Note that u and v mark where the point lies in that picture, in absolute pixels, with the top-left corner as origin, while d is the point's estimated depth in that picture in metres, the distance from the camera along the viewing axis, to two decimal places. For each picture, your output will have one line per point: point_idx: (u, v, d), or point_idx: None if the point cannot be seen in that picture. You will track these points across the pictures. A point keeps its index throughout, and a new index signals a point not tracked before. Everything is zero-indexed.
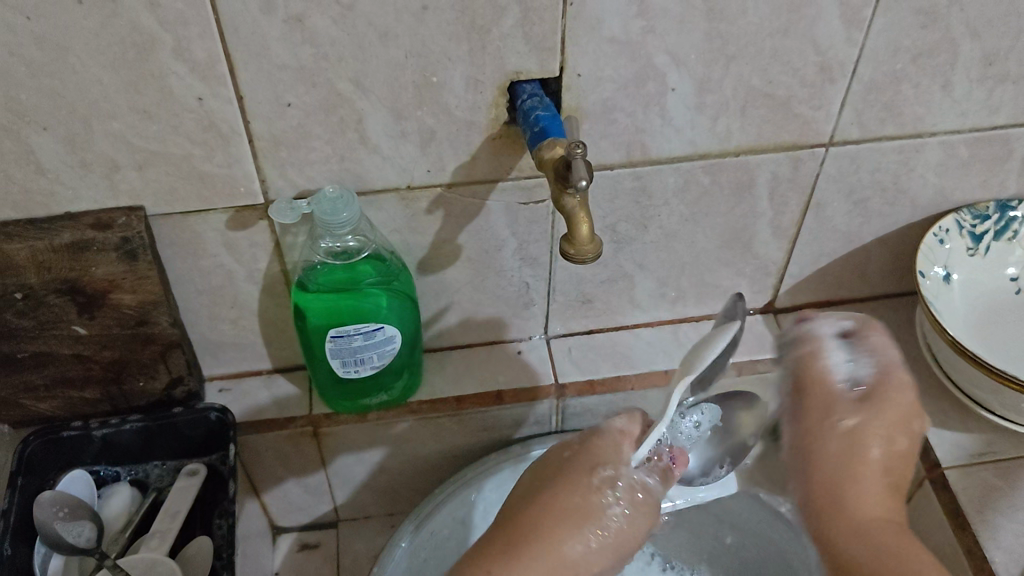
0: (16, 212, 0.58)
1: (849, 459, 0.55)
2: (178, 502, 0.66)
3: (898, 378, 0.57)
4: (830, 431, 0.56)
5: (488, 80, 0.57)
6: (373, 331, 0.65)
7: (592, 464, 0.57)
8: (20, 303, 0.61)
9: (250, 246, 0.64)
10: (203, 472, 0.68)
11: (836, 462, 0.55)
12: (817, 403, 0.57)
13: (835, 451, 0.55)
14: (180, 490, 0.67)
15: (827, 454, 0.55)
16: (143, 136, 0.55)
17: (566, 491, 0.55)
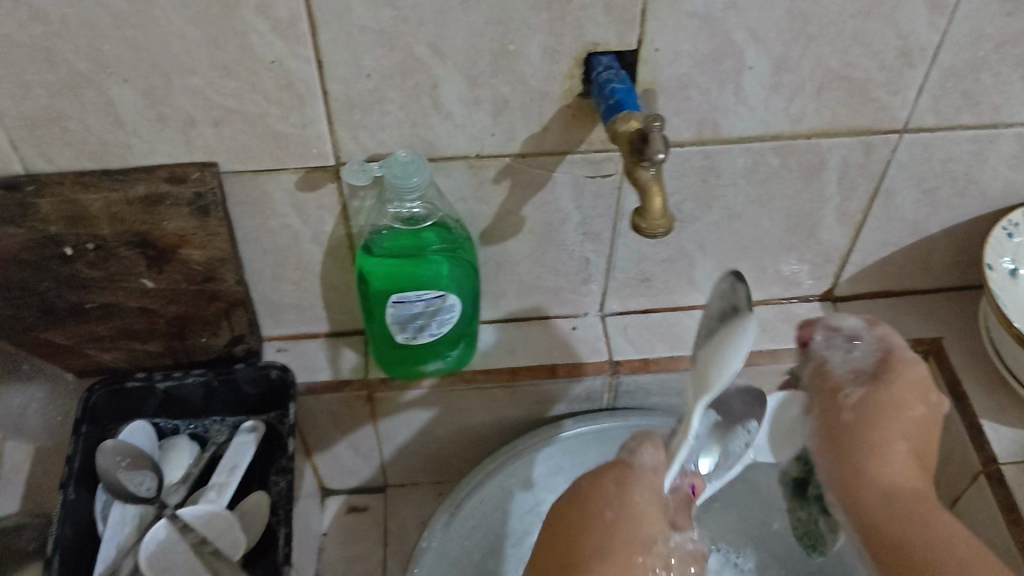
0: (92, 162, 0.58)
1: (861, 440, 0.57)
2: (236, 458, 0.66)
3: (901, 356, 0.60)
4: (845, 416, 0.58)
5: (565, 50, 0.57)
6: (434, 299, 0.65)
7: (636, 530, 0.55)
8: (91, 254, 0.62)
9: (317, 208, 0.64)
10: (261, 430, 0.68)
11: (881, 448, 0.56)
12: (823, 393, 0.60)
13: (850, 421, 0.58)
14: (237, 445, 0.67)
15: (870, 429, 0.57)
16: (221, 93, 0.56)
17: (606, 533, 0.55)
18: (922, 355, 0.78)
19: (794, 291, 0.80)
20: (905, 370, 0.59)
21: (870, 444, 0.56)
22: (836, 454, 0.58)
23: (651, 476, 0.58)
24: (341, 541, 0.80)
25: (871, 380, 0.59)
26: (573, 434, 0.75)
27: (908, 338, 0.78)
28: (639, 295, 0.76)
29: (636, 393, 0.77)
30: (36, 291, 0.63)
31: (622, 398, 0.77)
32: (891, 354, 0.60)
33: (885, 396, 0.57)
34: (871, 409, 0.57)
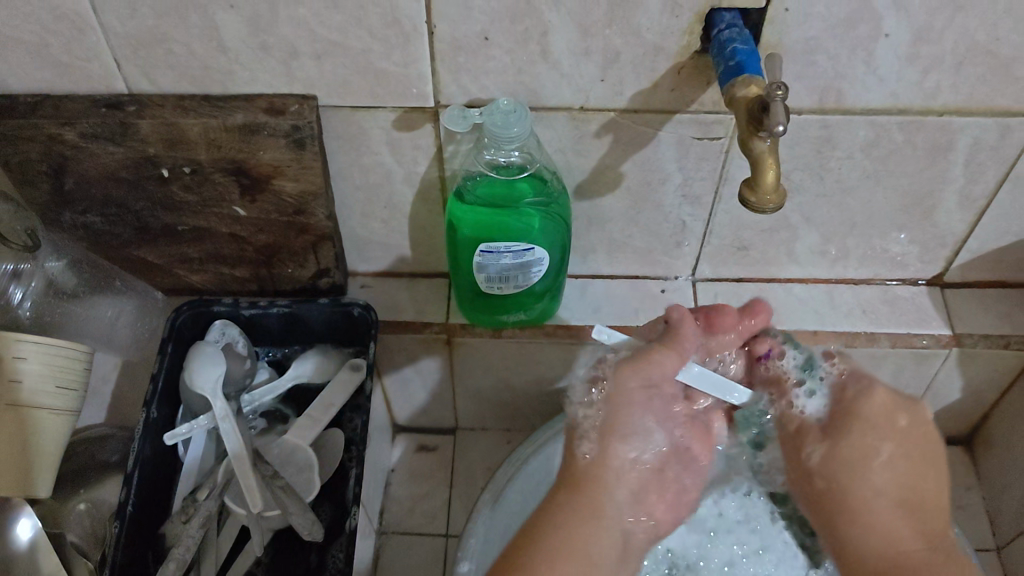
0: (193, 87, 0.58)
1: (916, 461, 0.60)
2: (330, 395, 0.65)
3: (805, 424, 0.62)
4: (898, 423, 0.59)
5: (687, 5, 0.53)
6: (522, 251, 0.64)
7: (856, 460, 0.60)
8: (187, 178, 0.62)
9: (413, 149, 0.63)
10: (362, 366, 0.66)
11: (875, 468, 0.59)
12: (789, 435, 0.63)
13: (863, 484, 0.59)
14: (339, 382, 0.65)
15: (859, 478, 0.60)
16: (326, 26, 0.54)
17: (851, 472, 0.60)
18: None
19: (899, 272, 0.75)
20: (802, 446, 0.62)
21: (851, 467, 0.60)
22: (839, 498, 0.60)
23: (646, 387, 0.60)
24: (407, 478, 0.80)
25: (822, 438, 0.61)
26: None
27: (1019, 334, 0.71)
28: (734, 263, 0.74)
29: None
30: (131, 209, 0.64)
31: None
32: (844, 456, 0.60)
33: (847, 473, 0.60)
34: (834, 464, 0.60)
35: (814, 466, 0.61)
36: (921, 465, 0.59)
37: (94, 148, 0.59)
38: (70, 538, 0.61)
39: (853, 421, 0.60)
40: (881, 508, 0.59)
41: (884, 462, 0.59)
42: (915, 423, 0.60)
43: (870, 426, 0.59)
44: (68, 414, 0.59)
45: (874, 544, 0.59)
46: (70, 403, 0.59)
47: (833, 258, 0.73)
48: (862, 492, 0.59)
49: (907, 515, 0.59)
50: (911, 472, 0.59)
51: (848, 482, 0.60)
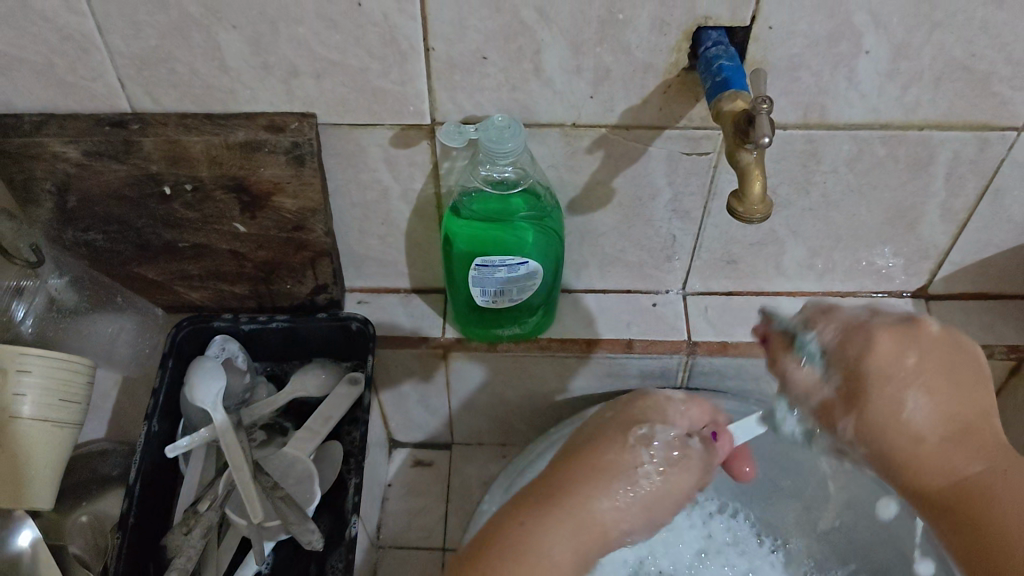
0: (195, 106, 0.60)
1: (942, 371, 0.47)
2: (331, 409, 0.66)
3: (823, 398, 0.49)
4: (909, 363, 0.47)
5: (675, 23, 0.55)
6: (516, 265, 0.65)
7: (886, 411, 0.47)
8: (188, 195, 0.63)
9: (409, 166, 0.64)
10: (361, 381, 0.67)
11: (928, 404, 0.47)
12: (812, 409, 0.51)
13: (904, 424, 0.47)
14: (338, 397, 0.66)
15: (899, 419, 0.47)
16: (326, 46, 0.56)
17: (877, 395, 0.47)
18: (1016, 362, 0.73)
19: (885, 285, 0.77)
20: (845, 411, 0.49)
21: (886, 413, 0.47)
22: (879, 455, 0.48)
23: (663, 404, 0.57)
24: (404, 494, 0.81)
25: (847, 409, 0.49)
26: None
27: (1002, 344, 0.73)
28: (724, 277, 0.75)
29: (711, 375, 0.76)
30: (133, 226, 0.65)
31: (697, 378, 0.76)
32: (870, 404, 0.47)
33: (883, 415, 0.47)
34: (869, 438, 0.48)
35: (845, 410, 0.49)
36: (941, 378, 0.47)
37: (97, 165, 0.61)
38: (73, 548, 0.63)
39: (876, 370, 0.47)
40: (925, 441, 0.47)
41: (917, 370, 0.47)
42: (931, 338, 0.48)
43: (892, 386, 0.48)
44: (72, 427, 0.60)
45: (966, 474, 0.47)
46: (72, 416, 0.60)
47: (820, 271, 0.75)
48: (914, 426, 0.47)
49: (980, 438, 0.47)
50: (953, 387, 0.48)
51: (892, 446, 0.48)
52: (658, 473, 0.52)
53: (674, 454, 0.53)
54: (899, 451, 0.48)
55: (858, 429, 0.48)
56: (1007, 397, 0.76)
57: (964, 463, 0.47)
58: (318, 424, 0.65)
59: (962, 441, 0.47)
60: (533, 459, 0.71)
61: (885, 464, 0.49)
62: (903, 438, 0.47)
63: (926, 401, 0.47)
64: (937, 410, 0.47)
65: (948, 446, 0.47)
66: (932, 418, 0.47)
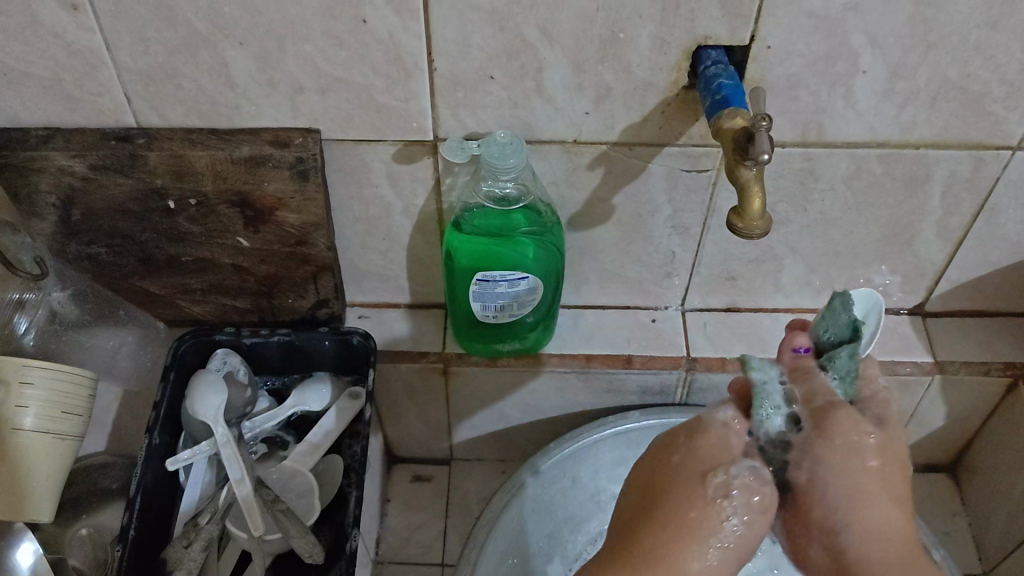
0: (201, 121, 0.60)
1: (886, 475, 0.53)
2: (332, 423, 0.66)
3: (842, 426, 0.52)
4: (866, 455, 0.52)
5: (675, 42, 0.56)
6: (517, 280, 0.65)
7: (858, 483, 0.51)
8: (192, 209, 0.63)
9: (411, 182, 0.65)
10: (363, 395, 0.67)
11: (868, 489, 0.52)
12: (837, 441, 0.52)
13: (869, 473, 0.52)
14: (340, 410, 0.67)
15: (851, 462, 0.51)
16: (331, 63, 0.57)
17: (828, 474, 0.51)
18: (1012, 379, 0.74)
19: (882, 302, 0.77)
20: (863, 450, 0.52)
21: (858, 493, 0.51)
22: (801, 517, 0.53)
23: (725, 427, 0.52)
24: (403, 509, 0.81)
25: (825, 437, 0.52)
26: (638, 426, 0.75)
27: (999, 360, 0.74)
28: (723, 293, 0.76)
29: (709, 391, 0.76)
30: (137, 241, 0.66)
31: (696, 394, 0.76)
32: (850, 460, 0.52)
33: (842, 465, 0.51)
34: (876, 474, 0.52)
35: (850, 452, 0.52)
36: (887, 471, 0.53)
37: (103, 179, 0.61)
38: (72, 561, 0.64)
39: (819, 423, 0.52)
40: (887, 520, 0.52)
41: (875, 521, 0.51)
42: (863, 465, 0.52)
43: (839, 441, 0.52)
44: (74, 439, 0.60)
45: (878, 560, 0.51)
46: (74, 429, 0.60)
47: (818, 288, 0.76)
48: (871, 525, 0.51)
49: (886, 536, 0.52)
50: (885, 486, 0.53)
51: (848, 513, 0.51)
52: (743, 514, 0.50)
53: (754, 495, 0.50)
54: (833, 510, 0.51)
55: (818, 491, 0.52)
56: (1003, 414, 0.77)
57: (894, 565, 0.51)
58: (319, 438, 0.65)
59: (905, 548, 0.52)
60: (533, 473, 0.71)
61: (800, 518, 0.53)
62: (849, 542, 0.51)
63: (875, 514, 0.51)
64: (872, 535, 0.51)
65: (896, 563, 0.51)
66: (898, 522, 0.52)
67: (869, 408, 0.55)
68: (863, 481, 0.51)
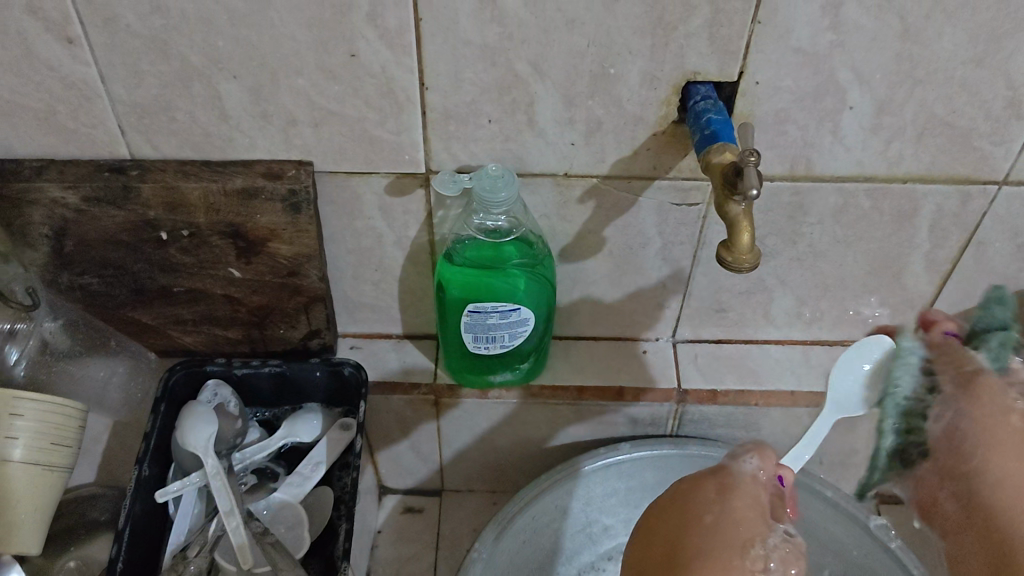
0: (194, 153, 0.61)
1: None
2: (321, 455, 0.66)
3: (990, 381, 0.58)
4: (1012, 423, 0.56)
5: (664, 78, 0.57)
6: (509, 312, 0.65)
7: (999, 441, 0.56)
8: (185, 241, 0.63)
9: (403, 214, 0.66)
10: (354, 428, 0.67)
11: (1008, 453, 0.56)
12: (977, 403, 0.58)
13: (1016, 431, 0.56)
14: (330, 443, 0.66)
15: (993, 430, 0.57)
16: (325, 96, 0.58)
17: (977, 416, 0.57)
18: None
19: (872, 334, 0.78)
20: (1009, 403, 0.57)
21: (989, 436, 0.57)
22: (965, 480, 0.58)
23: (751, 481, 0.56)
24: (393, 541, 0.80)
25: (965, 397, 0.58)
26: (629, 458, 0.74)
27: None
28: (714, 325, 0.76)
29: (701, 423, 0.76)
30: (129, 271, 0.66)
31: (687, 426, 0.76)
32: (989, 426, 0.57)
33: (1003, 433, 0.56)
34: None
35: (999, 411, 0.57)
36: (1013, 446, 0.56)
37: (96, 211, 0.61)
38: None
39: (968, 395, 0.58)
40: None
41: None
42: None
43: (982, 409, 0.57)
44: (65, 470, 0.60)
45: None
46: (65, 459, 0.60)
47: (808, 320, 0.76)
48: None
49: None
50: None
51: (986, 466, 0.57)
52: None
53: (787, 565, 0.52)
54: (993, 452, 0.56)
55: (955, 443, 0.58)
56: None
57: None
58: (307, 472, 0.65)
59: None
60: (521, 507, 0.71)
61: (948, 475, 0.59)
62: (1003, 490, 0.56)
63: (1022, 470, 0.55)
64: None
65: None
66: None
67: (1017, 382, 0.58)
68: (1001, 439, 0.56)
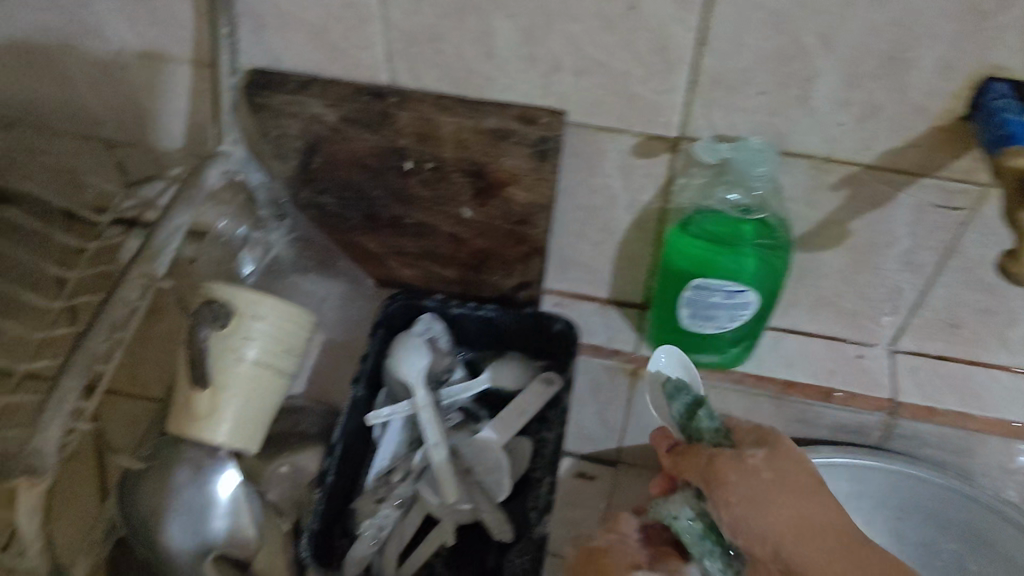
0: (453, 88, 0.61)
1: (786, 483, 0.57)
2: (522, 405, 0.65)
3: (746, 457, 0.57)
4: (763, 475, 0.57)
5: (962, 69, 0.53)
6: (736, 292, 0.62)
7: (769, 495, 0.56)
8: (427, 173, 0.64)
9: (644, 176, 0.64)
10: (556, 384, 0.66)
11: (777, 502, 0.56)
12: (715, 471, 0.57)
13: (767, 480, 0.57)
14: (532, 394, 0.66)
15: (769, 491, 0.56)
16: (596, 46, 0.56)
17: (738, 484, 0.56)
18: None
19: None
20: (786, 450, 0.59)
21: (739, 481, 0.56)
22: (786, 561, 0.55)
23: None
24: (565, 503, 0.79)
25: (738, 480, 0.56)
26: (830, 462, 0.72)
27: None
28: (940, 340, 0.72)
29: (912, 441, 0.71)
30: (366, 196, 0.67)
31: (896, 441, 0.72)
32: (724, 479, 0.56)
33: (750, 486, 0.56)
34: (785, 476, 0.57)
35: (745, 475, 0.56)
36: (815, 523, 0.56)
37: (349, 132, 0.62)
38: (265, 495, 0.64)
39: (715, 489, 0.56)
40: (839, 530, 0.56)
41: (782, 503, 0.56)
42: (824, 503, 0.57)
43: (733, 472, 0.56)
44: (291, 375, 0.61)
45: (809, 558, 0.55)
46: (290, 364, 0.61)
47: None
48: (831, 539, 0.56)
49: (841, 536, 0.56)
50: (790, 488, 0.57)
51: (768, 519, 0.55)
52: None
53: None
54: (774, 507, 0.56)
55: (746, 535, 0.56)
56: None
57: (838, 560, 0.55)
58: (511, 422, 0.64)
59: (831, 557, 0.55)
60: None
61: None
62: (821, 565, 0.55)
63: (809, 508, 0.57)
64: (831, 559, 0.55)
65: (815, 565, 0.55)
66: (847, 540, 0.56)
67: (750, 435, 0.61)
68: (764, 492, 0.56)
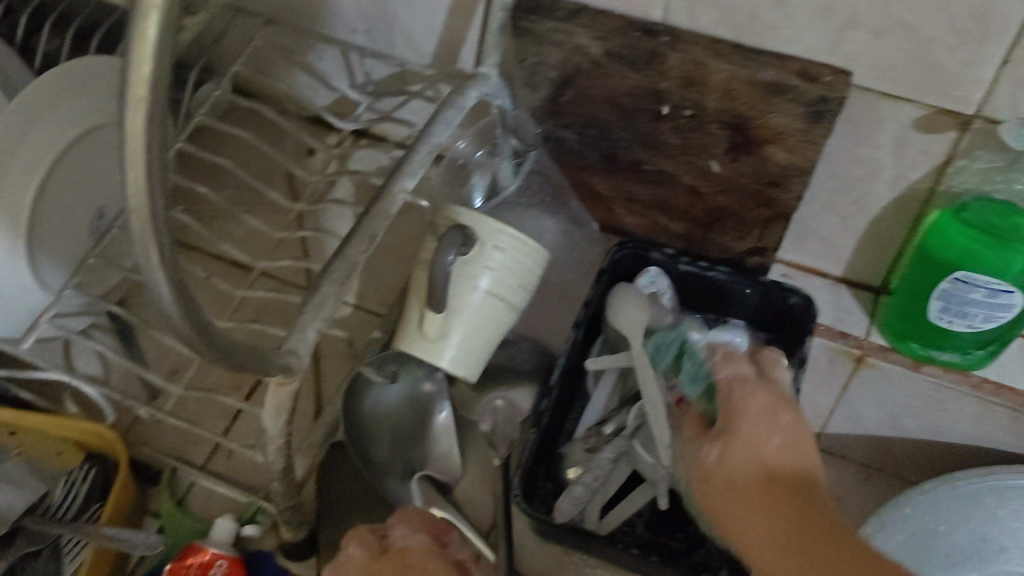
0: (731, 34, 0.57)
1: (772, 418, 0.51)
2: (746, 376, 0.62)
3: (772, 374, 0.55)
4: (754, 406, 0.53)
5: None
6: (1002, 291, 0.57)
7: (764, 417, 0.51)
8: (683, 121, 0.61)
9: (919, 152, 0.59)
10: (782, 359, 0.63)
11: (737, 421, 0.52)
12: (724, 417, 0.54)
13: (754, 412, 0.52)
14: (756, 365, 0.62)
15: (768, 415, 0.52)
16: (905, 4, 0.51)
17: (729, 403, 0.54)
18: None
19: None
20: (789, 409, 0.53)
21: (764, 415, 0.51)
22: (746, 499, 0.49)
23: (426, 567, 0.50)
24: None
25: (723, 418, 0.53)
26: None
27: None
28: None
29: None
30: (610, 137, 0.65)
31: None
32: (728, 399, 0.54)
33: (757, 412, 0.52)
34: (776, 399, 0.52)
35: (732, 391, 0.53)
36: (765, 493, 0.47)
37: (612, 69, 0.60)
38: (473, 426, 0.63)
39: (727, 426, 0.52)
40: (809, 504, 0.47)
41: (754, 439, 0.51)
42: (797, 447, 0.50)
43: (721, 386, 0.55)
44: (519, 311, 0.59)
45: (748, 506, 0.49)
46: (520, 300, 0.59)
47: None
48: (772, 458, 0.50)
49: (791, 492, 0.48)
50: (775, 414, 0.52)
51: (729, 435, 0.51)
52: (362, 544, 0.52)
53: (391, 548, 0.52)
54: (751, 435, 0.51)
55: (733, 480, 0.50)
56: None
57: (798, 541, 0.45)
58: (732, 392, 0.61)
59: (784, 525, 0.46)
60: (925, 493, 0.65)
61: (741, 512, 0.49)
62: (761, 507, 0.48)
63: (769, 441, 0.50)
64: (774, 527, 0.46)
65: (789, 539, 0.45)
66: (794, 506, 0.47)
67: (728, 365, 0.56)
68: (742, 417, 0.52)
